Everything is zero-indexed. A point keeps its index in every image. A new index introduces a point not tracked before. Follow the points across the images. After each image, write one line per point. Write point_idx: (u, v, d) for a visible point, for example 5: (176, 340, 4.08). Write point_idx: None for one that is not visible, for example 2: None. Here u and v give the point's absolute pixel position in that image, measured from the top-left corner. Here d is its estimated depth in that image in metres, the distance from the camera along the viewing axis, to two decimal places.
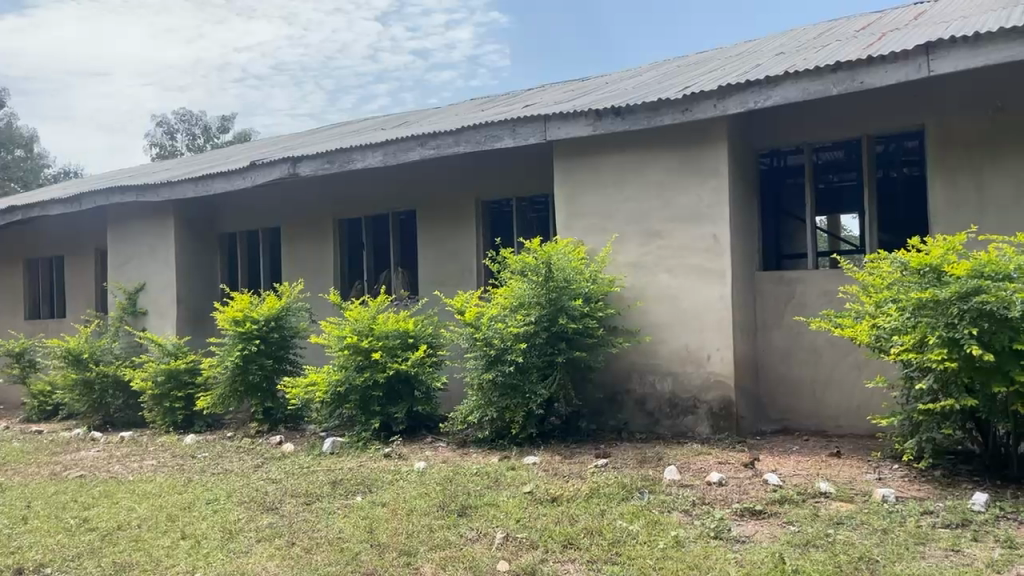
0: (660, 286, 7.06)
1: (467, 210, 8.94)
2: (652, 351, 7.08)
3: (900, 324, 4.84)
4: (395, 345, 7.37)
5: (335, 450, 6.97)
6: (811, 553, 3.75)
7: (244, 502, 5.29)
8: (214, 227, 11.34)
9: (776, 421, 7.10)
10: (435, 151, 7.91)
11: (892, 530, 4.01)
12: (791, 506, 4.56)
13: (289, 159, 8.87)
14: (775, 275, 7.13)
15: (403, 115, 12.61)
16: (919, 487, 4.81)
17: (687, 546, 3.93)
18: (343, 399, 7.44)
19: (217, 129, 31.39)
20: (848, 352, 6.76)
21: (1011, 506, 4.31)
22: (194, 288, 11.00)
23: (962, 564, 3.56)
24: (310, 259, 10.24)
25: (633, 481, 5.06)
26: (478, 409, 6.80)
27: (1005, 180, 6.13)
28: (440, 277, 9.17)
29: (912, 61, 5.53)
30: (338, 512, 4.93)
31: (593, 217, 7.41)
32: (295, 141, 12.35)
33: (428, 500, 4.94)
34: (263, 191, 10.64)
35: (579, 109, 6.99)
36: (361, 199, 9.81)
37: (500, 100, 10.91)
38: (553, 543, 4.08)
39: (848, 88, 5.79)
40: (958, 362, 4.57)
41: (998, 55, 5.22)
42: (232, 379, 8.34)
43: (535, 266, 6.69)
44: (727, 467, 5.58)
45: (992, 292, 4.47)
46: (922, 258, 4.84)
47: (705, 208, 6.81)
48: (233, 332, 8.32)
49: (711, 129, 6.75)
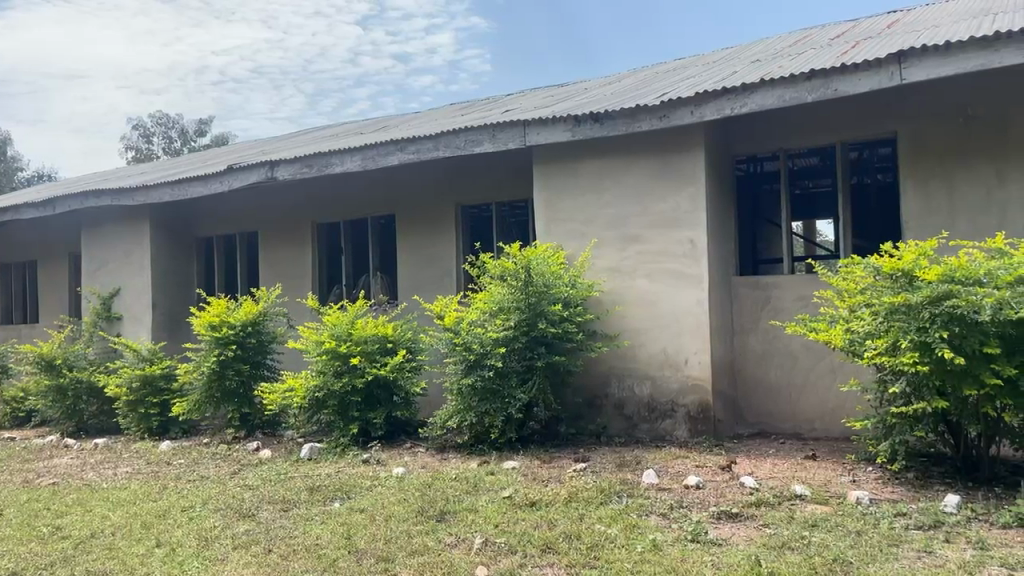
0: (639, 291, 7.09)
1: (448, 215, 8.93)
2: (632, 356, 7.11)
3: (873, 328, 4.93)
4: (373, 350, 7.33)
5: (313, 456, 6.95)
6: (787, 555, 3.79)
7: (220, 509, 5.24)
8: (189, 231, 11.23)
9: (753, 424, 7.16)
10: (414, 156, 7.90)
11: (866, 532, 4.06)
12: (767, 508, 4.61)
13: (266, 163, 8.82)
14: (750, 280, 7.20)
15: (380, 120, 12.58)
16: (893, 489, 4.87)
17: (664, 550, 3.95)
18: (322, 404, 7.41)
19: (195, 132, 31.10)
20: (823, 356, 6.84)
21: (982, 508, 4.38)
22: (171, 292, 10.91)
23: (934, 565, 3.60)
24: (286, 264, 10.18)
25: (612, 485, 5.09)
26: (457, 414, 6.78)
27: (976, 187, 6.24)
28: (418, 282, 9.16)
29: (885, 70, 5.62)
30: (316, 518, 4.90)
31: (572, 222, 7.44)
32: (274, 145, 12.30)
33: (406, 506, 4.93)
34: (240, 195, 10.55)
35: (558, 115, 7.01)
36: (340, 204, 9.77)
37: (479, 106, 10.94)
38: (531, 548, 4.08)
39: (822, 96, 5.86)
40: (929, 366, 4.64)
41: (968, 63, 5.32)
42: (208, 385, 8.28)
43: (514, 271, 6.70)
44: (705, 471, 5.63)
45: (962, 297, 4.54)
46: (894, 264, 4.91)
47: (682, 213, 6.87)
48: (209, 337, 8.24)
49: (688, 136, 6.81)
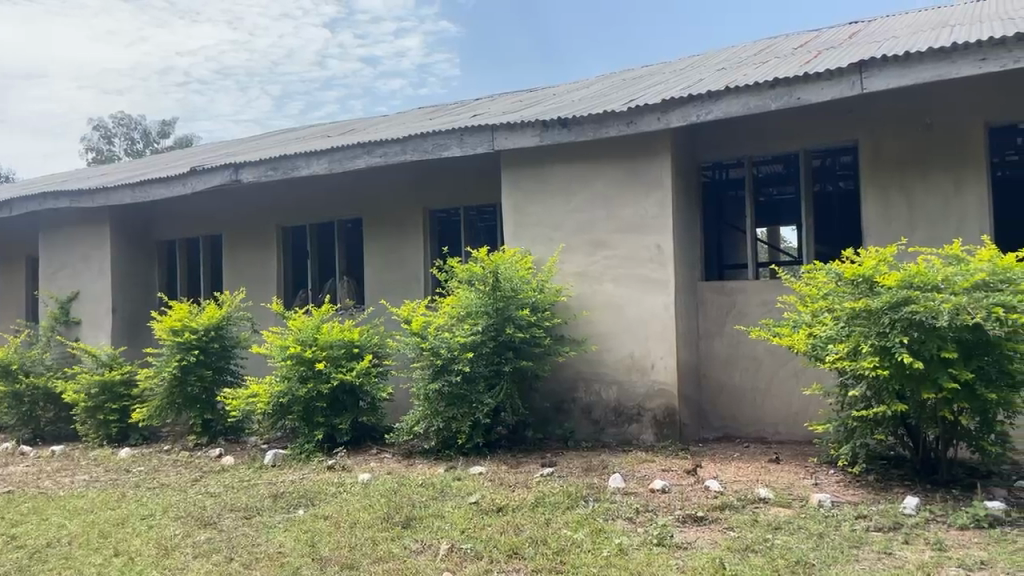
0: (606, 295, 7.13)
1: (415, 220, 8.89)
2: (598, 360, 7.14)
3: (835, 333, 5.01)
4: (339, 355, 7.25)
5: (277, 463, 6.86)
6: (751, 558, 3.83)
7: (180, 518, 5.13)
8: (150, 234, 11.03)
9: (718, 428, 7.23)
10: (381, 160, 7.85)
11: (828, 534, 4.12)
12: (732, 511, 4.66)
13: (231, 166, 8.70)
14: (715, 285, 7.27)
15: (347, 123, 12.48)
16: (854, 492, 4.95)
17: (630, 554, 3.96)
18: (286, 410, 7.31)
19: (158, 134, 30.58)
20: (786, 360, 6.93)
21: (940, 510, 4.47)
22: (131, 296, 10.71)
23: (894, 566, 3.66)
24: (250, 268, 10.05)
25: (579, 489, 5.10)
26: (424, 419, 6.75)
27: (934, 196, 6.38)
28: (385, 286, 9.11)
29: (846, 79, 5.72)
30: (279, 526, 4.83)
31: (539, 227, 7.45)
32: (238, 148, 12.14)
33: (371, 512, 4.88)
34: (203, 198, 10.39)
35: (526, 120, 7.02)
36: (305, 207, 9.67)
37: (447, 110, 10.91)
38: (497, 554, 4.07)
39: (785, 104, 5.95)
40: (889, 370, 4.73)
41: (926, 74, 5.44)
42: (169, 391, 8.13)
43: (482, 275, 6.71)
44: (670, 475, 5.66)
45: (921, 302, 4.63)
46: (855, 269, 4.99)
47: (649, 219, 6.92)
48: (172, 342, 8.10)
49: (655, 143, 6.86)
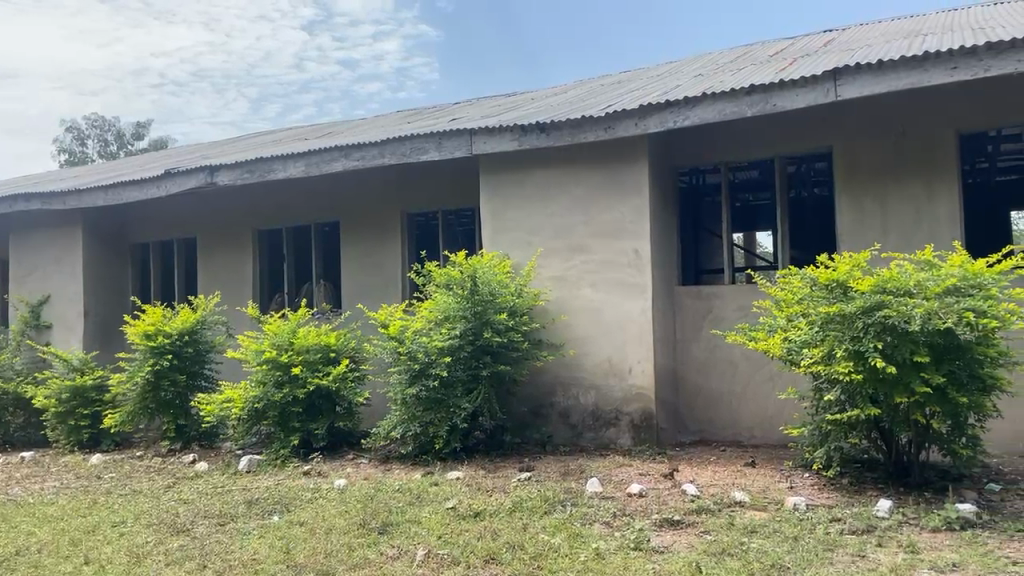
0: (583, 300, 7.14)
1: (392, 224, 8.85)
2: (576, 365, 7.15)
3: (809, 337, 5.06)
4: (315, 359, 7.19)
5: (251, 469, 6.80)
6: (726, 561, 3.85)
7: (152, 525, 5.06)
8: (123, 237, 10.88)
9: (694, 432, 7.26)
10: (359, 163, 7.82)
11: (803, 537, 4.15)
12: (708, 515, 4.68)
13: (206, 169, 8.61)
14: (692, 290, 7.32)
15: (325, 126, 12.42)
16: (828, 495, 5.00)
17: (607, 558, 3.97)
18: (261, 415, 7.24)
19: (132, 136, 30.23)
20: (762, 365, 6.99)
21: (913, 513, 4.52)
22: (104, 300, 10.56)
23: (867, 568, 3.70)
24: (226, 271, 9.95)
25: (556, 494, 5.10)
26: (401, 424, 6.72)
27: (906, 203, 6.47)
28: (361, 289, 9.06)
29: (820, 86, 5.79)
30: (254, 532, 4.78)
31: (517, 231, 7.45)
32: (214, 150, 12.03)
33: (348, 518, 4.84)
34: (178, 200, 10.28)
35: (504, 124, 7.03)
36: (282, 210, 9.60)
37: (426, 113, 10.89)
38: (474, 559, 4.05)
39: (761, 111, 6.00)
40: (863, 374, 4.79)
41: (899, 82, 5.52)
42: (142, 396, 8.01)
43: (460, 279, 6.70)
44: (647, 478, 5.68)
45: (894, 307, 4.69)
46: (829, 274, 5.05)
47: (627, 224, 6.95)
48: (144, 347, 7.99)
49: (632, 148, 6.90)
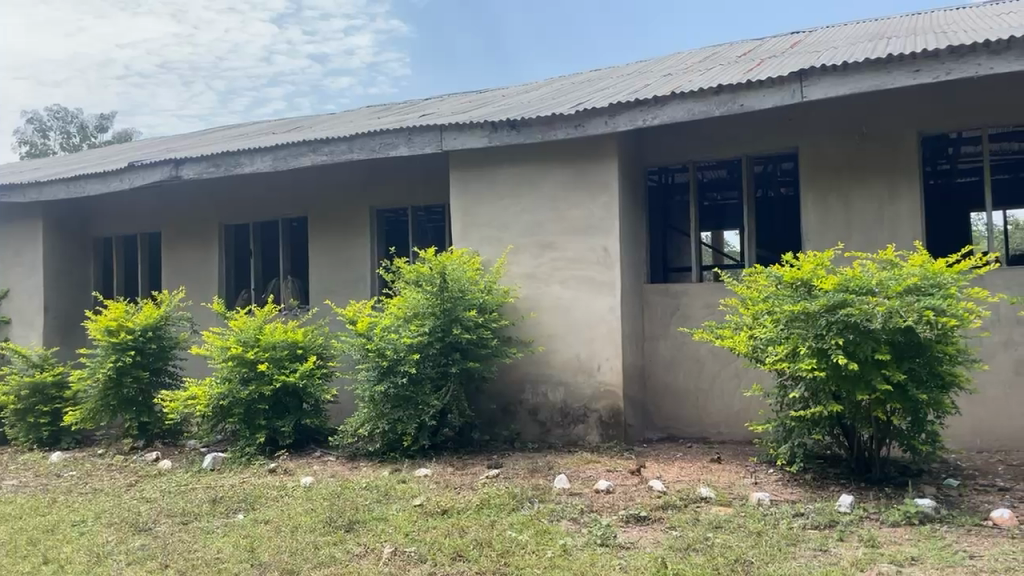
0: (553, 297, 7.16)
1: (361, 220, 8.79)
2: (545, 361, 7.16)
3: (774, 335, 5.12)
4: (282, 356, 7.11)
5: (216, 467, 6.71)
6: (691, 557, 3.89)
7: (113, 524, 4.96)
8: (86, 230, 10.68)
9: (661, 429, 7.33)
10: (327, 157, 7.75)
11: (766, 532, 4.20)
12: (674, 511, 4.72)
13: (170, 162, 8.46)
14: (660, 287, 7.37)
15: (294, 120, 12.30)
16: (791, 490, 5.07)
17: (573, 554, 3.98)
18: (226, 413, 7.15)
19: (95, 128, 29.69)
20: (728, 362, 7.06)
21: (873, 508, 4.59)
22: (65, 295, 10.36)
23: (829, 563, 3.75)
24: (191, 266, 9.81)
25: (524, 491, 5.10)
26: (369, 422, 6.68)
27: (870, 202, 6.58)
28: (330, 285, 8.99)
29: (787, 87, 5.86)
30: (218, 531, 4.71)
31: (487, 228, 7.44)
32: (180, 143, 11.84)
33: (313, 516, 4.80)
34: (142, 194, 10.10)
35: (474, 120, 7.01)
36: (249, 205, 9.47)
37: (397, 109, 10.83)
38: (441, 556, 4.04)
39: (729, 110, 6.06)
40: (826, 371, 4.86)
41: (863, 83, 5.61)
42: (104, 393, 7.87)
43: (429, 276, 6.67)
44: (615, 475, 5.71)
45: (856, 305, 4.77)
46: (794, 273, 5.12)
47: (596, 221, 6.97)
48: (106, 343, 7.84)
49: (602, 145, 6.93)
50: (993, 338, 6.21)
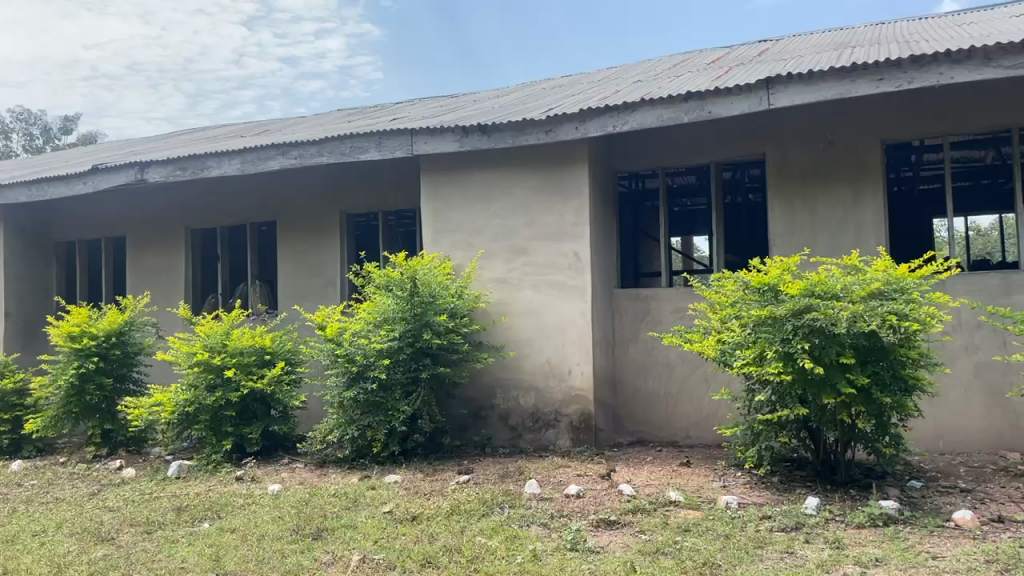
0: (523, 302, 7.16)
1: (331, 223, 8.72)
2: (517, 366, 7.16)
3: (742, 339, 5.18)
4: (250, 362, 7.03)
5: (181, 475, 6.60)
6: (660, 560, 3.90)
7: (75, 534, 4.86)
8: (48, 235, 10.47)
9: (631, 433, 7.35)
10: (296, 161, 7.68)
11: (734, 535, 4.24)
12: (643, 515, 4.74)
13: (135, 165, 8.32)
14: (631, 292, 7.41)
15: (263, 123, 12.18)
16: (759, 493, 5.12)
17: (543, 560, 3.98)
18: (192, 420, 7.04)
19: (60, 130, 29.15)
20: (697, 366, 7.12)
21: (838, 510, 4.66)
22: (25, 300, 10.15)
23: (795, 565, 3.79)
24: (157, 271, 9.66)
25: (494, 496, 5.09)
26: (339, 428, 6.62)
27: (835, 208, 6.68)
28: (298, 289, 8.90)
29: (754, 94, 5.93)
30: (182, 540, 4.63)
31: (458, 233, 7.43)
32: (145, 146, 11.66)
33: (281, 524, 4.74)
34: (106, 198, 9.92)
35: (444, 125, 6.99)
36: (216, 208, 9.35)
37: (368, 113, 10.78)
38: (410, 563, 4.00)
39: (697, 117, 6.11)
40: (792, 375, 4.92)
41: (828, 91, 5.70)
42: (66, 400, 7.71)
43: (400, 280, 6.62)
44: (585, 479, 5.72)
45: (822, 310, 4.84)
46: (761, 278, 5.17)
47: (567, 227, 6.99)
48: (69, 349, 7.69)
49: (573, 151, 6.96)
50: (955, 342, 6.33)
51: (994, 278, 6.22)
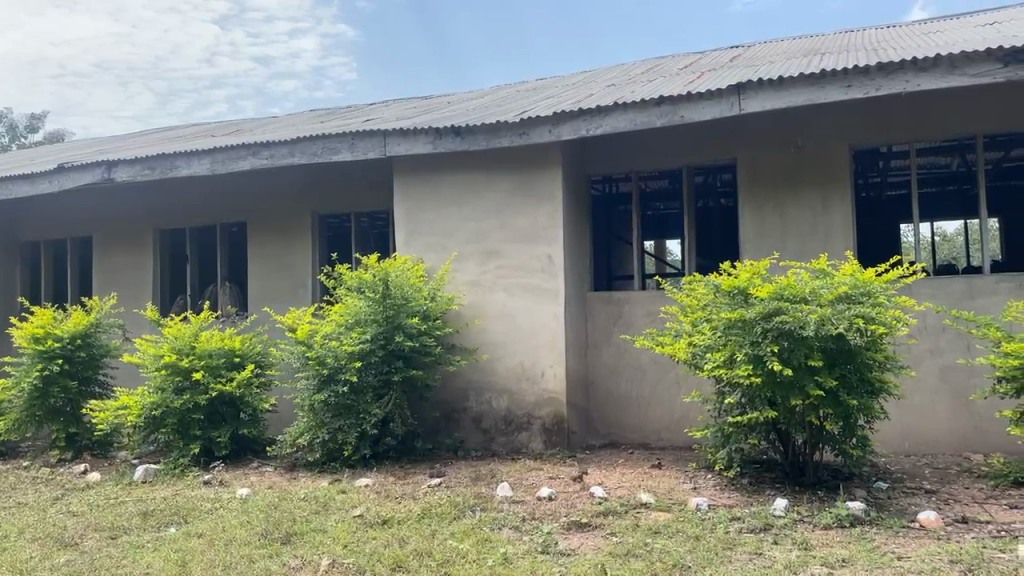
0: (497, 305, 7.15)
1: (303, 224, 8.65)
2: (490, 369, 7.15)
3: (712, 342, 5.22)
4: (218, 364, 6.95)
5: (147, 479, 6.49)
6: (630, 563, 3.91)
7: (37, 539, 4.76)
8: (11, 235, 10.26)
9: (603, 436, 7.37)
10: (267, 161, 7.61)
11: (703, 537, 4.26)
12: (615, 517, 4.75)
13: (102, 164, 8.18)
14: (603, 295, 7.43)
15: (235, 123, 12.07)
16: (729, 495, 5.17)
17: (514, 563, 3.97)
18: (158, 423, 6.92)
19: (25, 128, 28.59)
20: (668, 369, 7.16)
21: (806, 510, 4.71)
22: None
23: (763, 566, 3.82)
24: (125, 272, 9.50)
25: (466, 499, 5.08)
26: (309, 431, 6.56)
27: (804, 213, 6.76)
28: (269, 291, 8.81)
29: (725, 100, 5.99)
30: (147, 545, 4.56)
31: (431, 235, 7.41)
32: (114, 146, 11.49)
33: (249, 529, 4.68)
34: (72, 197, 9.75)
35: (418, 127, 6.97)
36: (186, 209, 9.24)
37: (342, 113, 10.72)
38: (380, 567, 3.97)
39: (670, 121, 6.15)
40: (762, 378, 4.97)
41: (797, 97, 5.77)
42: (29, 403, 7.55)
43: (372, 283, 6.58)
44: (557, 482, 5.72)
45: (790, 313, 4.90)
46: (732, 281, 5.22)
47: (540, 230, 7.01)
48: (32, 351, 7.53)
49: (546, 154, 6.96)
50: (920, 346, 6.43)
51: (957, 284, 6.34)
